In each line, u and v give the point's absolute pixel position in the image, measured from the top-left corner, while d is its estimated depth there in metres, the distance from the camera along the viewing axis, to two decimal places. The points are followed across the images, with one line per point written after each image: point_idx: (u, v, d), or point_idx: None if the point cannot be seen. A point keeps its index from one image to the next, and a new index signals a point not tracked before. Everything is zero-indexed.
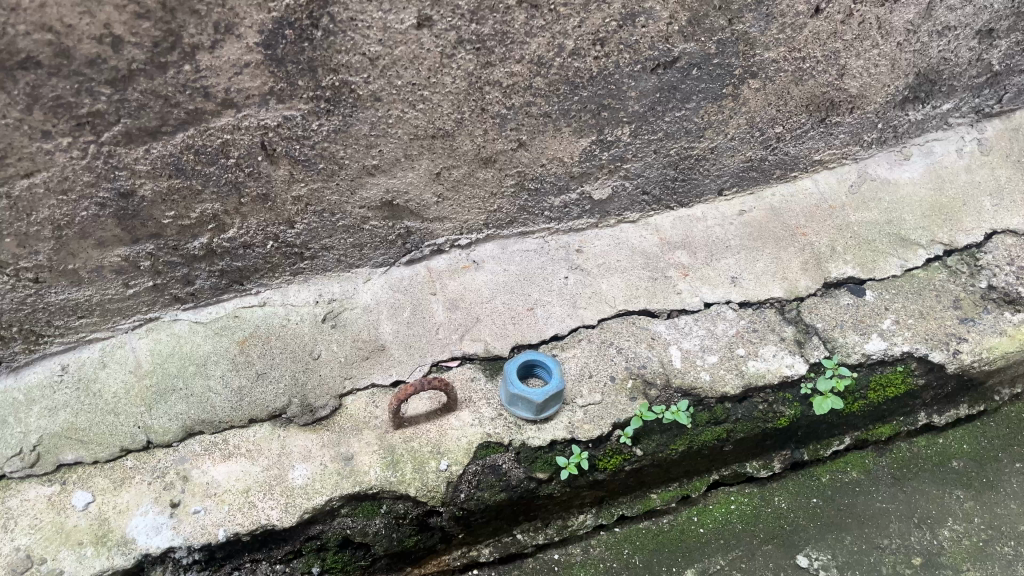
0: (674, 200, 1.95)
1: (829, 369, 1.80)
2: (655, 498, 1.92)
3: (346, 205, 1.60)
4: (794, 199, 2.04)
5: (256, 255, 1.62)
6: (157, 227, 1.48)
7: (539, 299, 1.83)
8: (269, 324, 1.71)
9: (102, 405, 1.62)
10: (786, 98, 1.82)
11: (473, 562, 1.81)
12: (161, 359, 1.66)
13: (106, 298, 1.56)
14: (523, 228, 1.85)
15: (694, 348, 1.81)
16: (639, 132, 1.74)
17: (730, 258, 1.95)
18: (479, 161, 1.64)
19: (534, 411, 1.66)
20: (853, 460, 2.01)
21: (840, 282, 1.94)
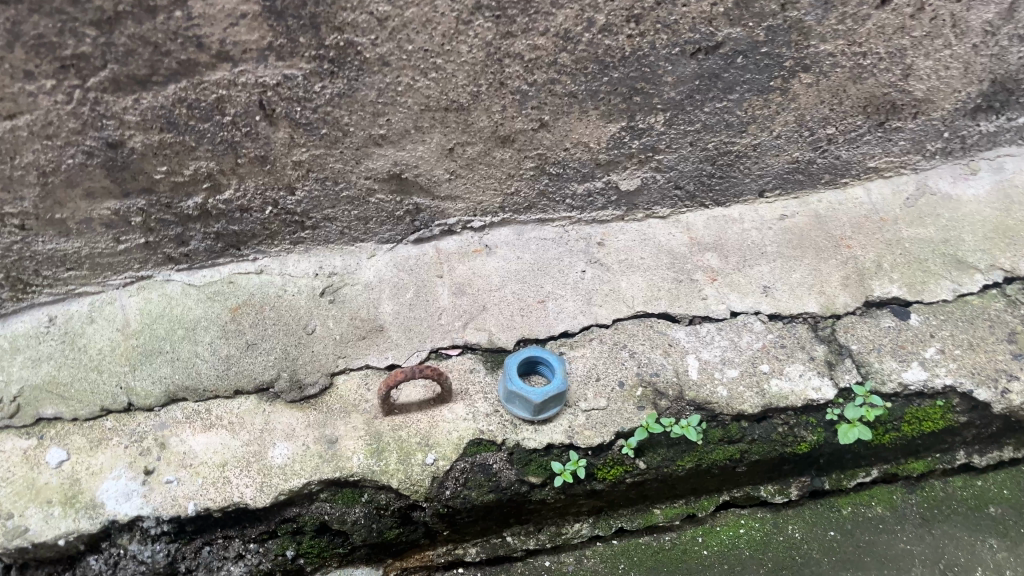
0: (709, 197, 1.82)
1: (860, 396, 1.65)
2: (658, 513, 1.80)
3: (351, 175, 1.50)
4: (841, 208, 1.89)
5: (255, 220, 1.53)
6: (148, 181, 1.40)
7: (552, 292, 1.72)
8: (264, 293, 1.64)
9: (86, 361, 1.57)
10: (841, 97, 1.66)
11: (458, 560, 1.72)
12: (150, 320, 1.60)
13: (96, 252, 1.50)
14: (542, 215, 1.75)
15: (714, 359, 1.69)
16: (674, 121, 1.61)
17: (765, 266, 1.80)
18: (496, 140, 1.53)
19: (533, 410, 1.55)
20: (879, 494, 1.86)
21: (883, 302, 1.78)
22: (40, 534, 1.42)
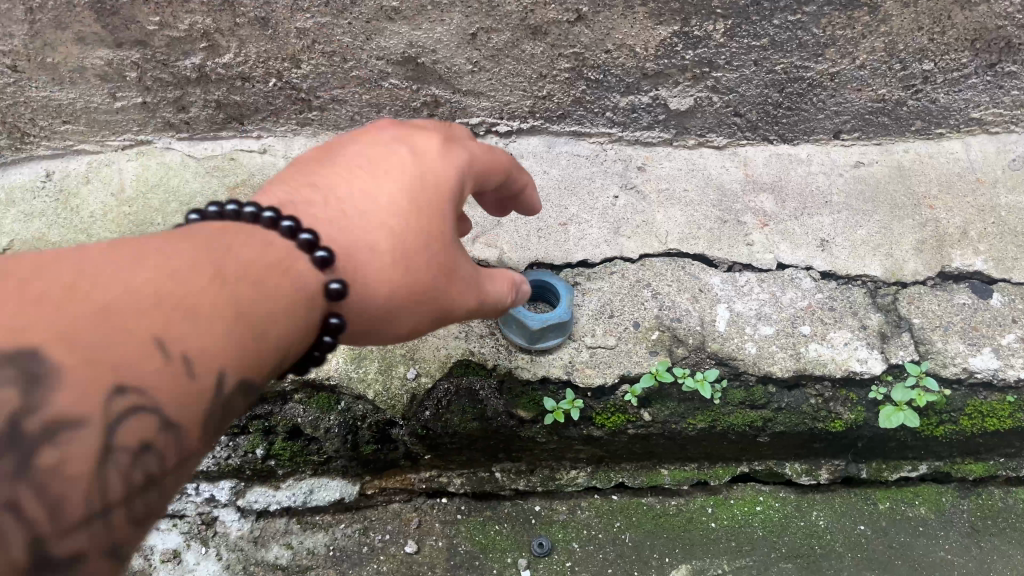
0: (775, 130, 1.60)
1: (913, 377, 1.42)
2: (664, 475, 1.63)
3: (362, 52, 1.37)
4: (931, 161, 1.63)
5: (257, 91, 1.44)
6: (142, 33, 1.31)
7: (577, 216, 1.55)
8: (265, 176, 1.52)
9: (76, 223, 1.48)
10: (944, 24, 1.41)
11: (440, 490, 1.63)
12: (145, 188, 1.51)
13: (91, 107, 1.45)
14: (578, 127, 1.58)
15: (749, 312, 1.47)
16: (736, 32, 1.39)
17: (827, 217, 1.57)
18: (527, 31, 1.37)
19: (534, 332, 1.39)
20: (925, 493, 1.62)
21: (961, 275, 1.51)
22: None
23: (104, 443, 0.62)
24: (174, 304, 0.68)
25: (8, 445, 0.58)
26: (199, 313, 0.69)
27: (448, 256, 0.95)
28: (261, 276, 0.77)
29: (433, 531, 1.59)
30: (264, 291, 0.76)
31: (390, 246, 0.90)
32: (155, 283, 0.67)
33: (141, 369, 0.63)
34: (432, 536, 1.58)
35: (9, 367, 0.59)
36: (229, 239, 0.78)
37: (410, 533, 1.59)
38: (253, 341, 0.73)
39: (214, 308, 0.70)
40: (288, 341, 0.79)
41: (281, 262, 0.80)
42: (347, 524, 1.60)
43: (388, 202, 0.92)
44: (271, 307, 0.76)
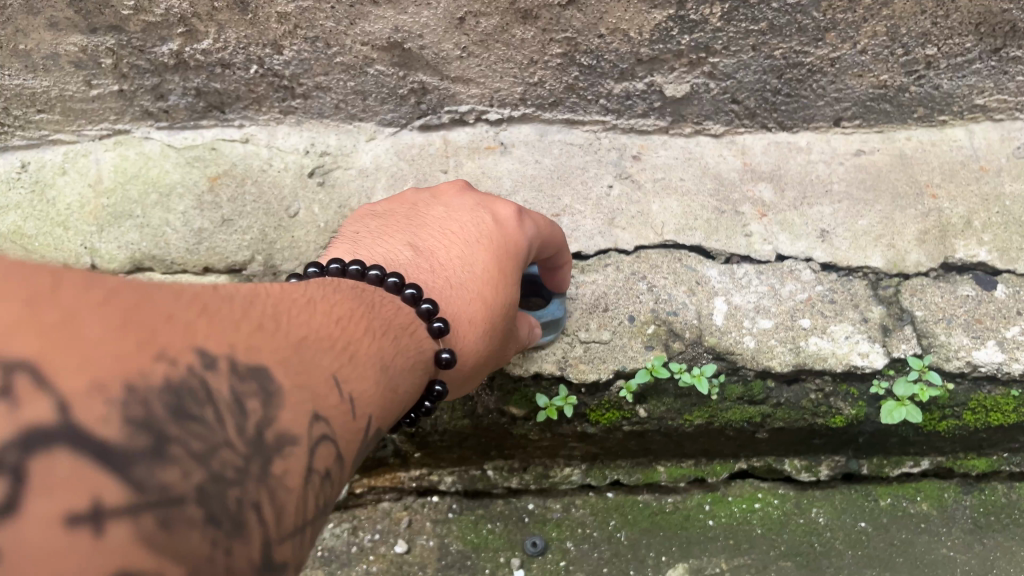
0: (774, 118, 1.56)
1: (915, 371, 1.38)
2: (661, 471, 1.58)
3: (345, 37, 1.32)
4: (933, 149, 1.58)
5: (238, 78, 1.39)
6: (116, 18, 1.26)
7: (570, 206, 1.50)
8: (248, 165, 1.48)
9: (52, 215, 1.45)
10: (948, 7, 1.36)
11: (431, 488, 1.60)
12: (123, 178, 1.47)
13: (66, 95, 1.40)
14: (571, 115, 1.53)
15: (747, 305, 1.43)
16: (734, 16, 1.34)
17: (827, 206, 1.53)
18: (516, 14, 1.32)
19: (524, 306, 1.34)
20: (926, 489, 1.58)
21: (965, 266, 1.47)
22: None
23: (312, 464, 0.65)
24: (339, 347, 0.77)
25: (252, 450, 0.60)
26: (353, 361, 0.77)
27: (500, 335, 1.10)
28: (392, 339, 0.89)
29: (424, 530, 1.55)
30: (400, 351, 0.88)
31: (470, 315, 1.05)
32: (322, 331, 0.76)
33: (329, 402, 0.70)
34: (423, 535, 1.55)
35: (253, 381, 0.63)
36: (364, 301, 0.91)
37: (399, 533, 1.55)
38: (389, 391, 0.82)
39: (365, 358, 0.80)
40: (407, 392, 0.88)
41: (409, 323, 0.95)
42: (335, 523, 1.57)
43: (481, 275, 1.08)
44: (394, 365, 0.85)
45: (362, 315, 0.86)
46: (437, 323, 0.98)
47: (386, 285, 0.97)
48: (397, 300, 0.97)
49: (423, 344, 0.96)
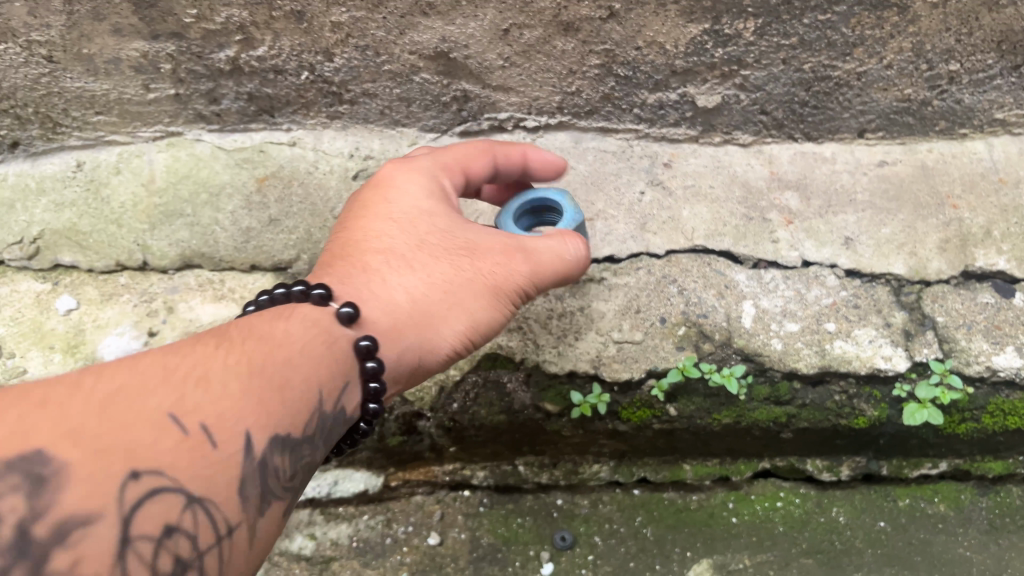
0: (800, 129, 1.61)
1: (937, 375, 1.44)
2: (686, 470, 1.63)
3: (394, 46, 1.39)
4: (954, 160, 1.63)
5: (290, 84, 1.45)
6: (178, 26, 1.32)
7: (603, 211, 1.56)
8: (295, 167, 1.54)
9: (107, 213, 1.51)
10: (972, 25, 1.42)
11: (463, 482, 1.64)
12: (175, 178, 1.54)
13: (125, 98, 1.46)
14: (605, 123, 1.59)
15: (774, 308, 1.48)
16: (767, 31, 1.40)
17: (851, 214, 1.58)
18: (559, 26, 1.37)
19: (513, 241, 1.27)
20: (943, 490, 1.63)
21: (984, 275, 1.52)
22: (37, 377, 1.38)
23: (120, 538, 0.78)
24: (192, 396, 0.88)
25: (26, 545, 0.74)
26: (196, 394, 0.89)
27: (437, 289, 1.16)
28: (297, 367, 0.99)
29: (456, 523, 1.60)
30: (295, 369, 0.98)
31: (409, 304, 1.15)
32: (157, 387, 0.88)
33: (152, 459, 0.82)
34: (455, 528, 1.60)
35: (17, 475, 0.77)
36: (275, 334, 1.00)
37: (432, 526, 1.60)
38: (270, 409, 0.94)
39: (237, 402, 0.91)
40: (315, 402, 0.99)
41: (319, 336, 1.04)
42: (369, 515, 1.62)
43: (358, 221, 1.23)
44: (286, 389, 0.96)
45: (249, 358, 0.95)
46: (363, 340, 1.06)
47: (315, 308, 1.08)
48: (322, 320, 1.07)
49: (347, 355, 1.06)
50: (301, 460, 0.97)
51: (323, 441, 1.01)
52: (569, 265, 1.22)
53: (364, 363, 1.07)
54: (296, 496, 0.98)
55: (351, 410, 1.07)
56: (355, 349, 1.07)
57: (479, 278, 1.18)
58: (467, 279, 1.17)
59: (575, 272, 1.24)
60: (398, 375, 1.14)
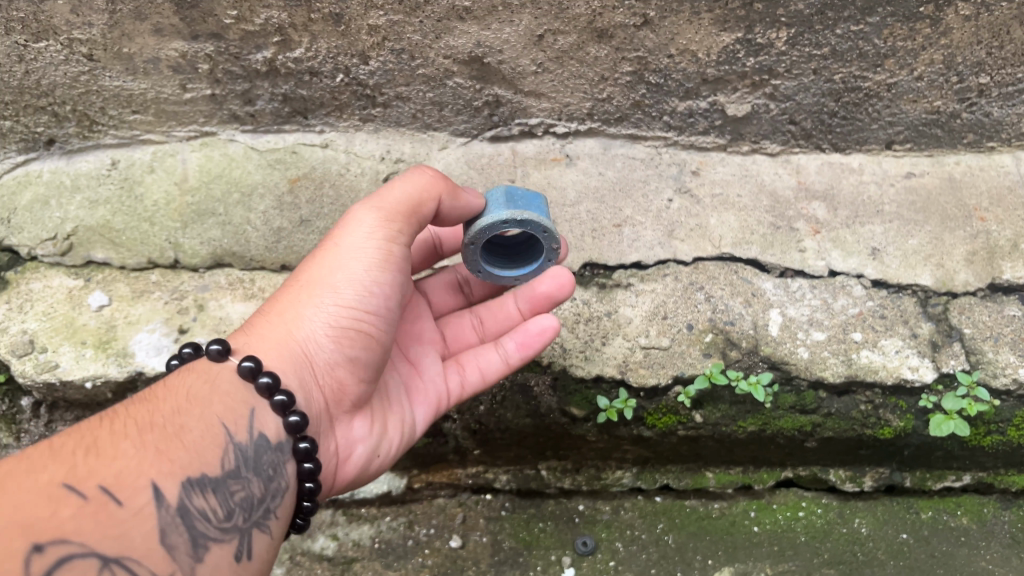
0: (828, 139, 1.62)
1: (964, 387, 1.43)
2: (709, 478, 1.63)
3: (429, 51, 1.42)
4: (982, 173, 1.63)
5: (324, 86, 1.48)
6: (218, 26, 1.36)
7: (631, 217, 1.57)
8: (327, 169, 1.56)
9: (140, 211, 1.53)
10: (1003, 38, 1.43)
11: (486, 486, 1.64)
12: (207, 178, 1.56)
13: (162, 97, 1.49)
14: (634, 130, 1.60)
15: (801, 317, 1.49)
16: (798, 41, 1.42)
17: (878, 225, 1.58)
18: (593, 33, 1.41)
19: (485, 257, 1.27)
20: (967, 503, 1.61)
21: (1011, 287, 1.52)
22: (69, 372, 1.37)
23: None
24: (86, 463, 0.90)
25: None
26: (90, 463, 0.90)
27: (301, 282, 1.15)
28: (187, 414, 1.00)
29: (477, 527, 1.61)
30: (183, 415, 1.00)
31: (275, 313, 1.15)
32: (48, 464, 0.88)
33: (53, 521, 0.84)
34: (476, 532, 1.60)
35: None
36: (156, 392, 1.03)
37: (454, 529, 1.60)
38: (173, 457, 0.95)
39: (130, 460, 0.92)
40: (222, 437, 1.01)
41: (200, 379, 1.06)
42: (391, 517, 1.62)
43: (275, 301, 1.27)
44: (182, 435, 0.97)
45: (139, 417, 0.97)
46: (242, 361, 1.07)
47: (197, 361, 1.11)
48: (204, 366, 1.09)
49: (232, 386, 1.07)
50: (230, 497, 0.98)
51: (250, 471, 1.02)
52: (412, 188, 1.16)
53: (255, 380, 1.07)
54: (245, 529, 0.98)
55: (273, 431, 1.07)
56: (238, 372, 1.07)
57: (328, 254, 1.14)
58: (325, 259, 1.14)
59: (414, 200, 1.16)
60: (297, 374, 1.11)
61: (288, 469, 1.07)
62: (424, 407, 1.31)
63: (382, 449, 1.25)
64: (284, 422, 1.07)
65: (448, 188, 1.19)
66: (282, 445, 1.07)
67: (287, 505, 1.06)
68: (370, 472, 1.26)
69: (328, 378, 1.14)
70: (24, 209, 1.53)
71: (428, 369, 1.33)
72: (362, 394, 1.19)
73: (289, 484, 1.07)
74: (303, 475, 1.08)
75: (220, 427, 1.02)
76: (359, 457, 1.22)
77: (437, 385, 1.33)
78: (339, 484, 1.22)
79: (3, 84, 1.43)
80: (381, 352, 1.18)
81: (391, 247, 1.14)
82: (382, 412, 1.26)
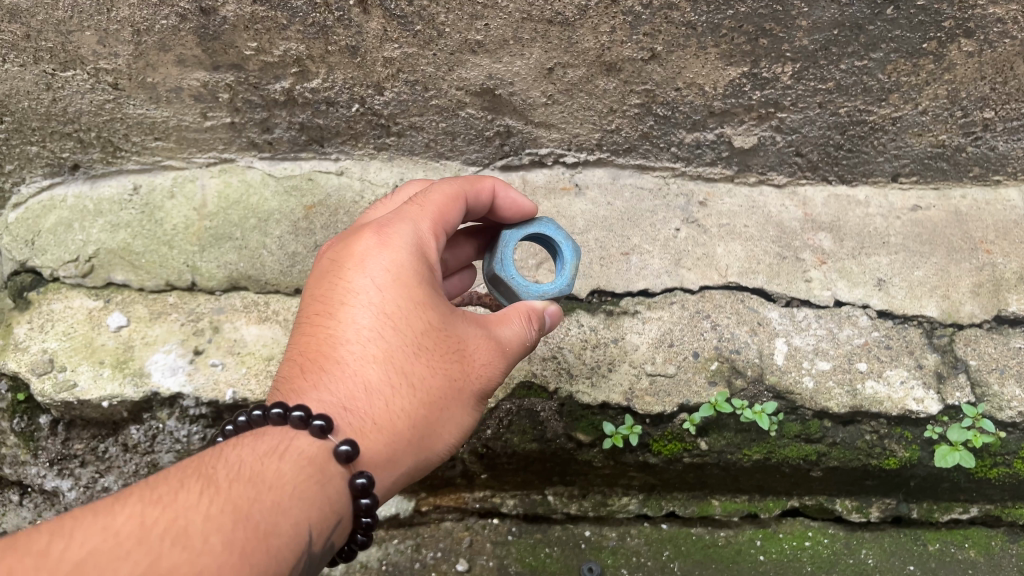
0: (834, 171, 1.64)
1: (969, 419, 1.44)
2: (715, 505, 1.63)
3: (442, 82, 1.47)
4: (988, 208, 1.65)
5: (340, 116, 1.53)
6: (239, 57, 1.41)
7: (638, 246, 1.59)
8: (341, 196, 1.60)
9: (160, 234, 1.57)
10: (1007, 74, 1.45)
11: (493, 510, 1.66)
12: (225, 203, 1.60)
13: (183, 125, 1.54)
14: (643, 161, 1.64)
15: (806, 347, 1.50)
16: (804, 75, 1.45)
17: (884, 257, 1.60)
18: (601, 66, 1.44)
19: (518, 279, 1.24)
20: (975, 536, 1.60)
21: (1017, 319, 1.53)
22: (87, 391, 1.41)
23: None
24: (169, 551, 0.79)
25: None
26: (176, 558, 0.79)
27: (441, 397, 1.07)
28: (286, 515, 0.89)
29: (484, 551, 1.62)
30: (282, 514, 0.89)
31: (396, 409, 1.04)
32: (132, 551, 0.78)
33: None
34: (483, 556, 1.61)
35: None
36: (266, 474, 0.91)
37: (460, 552, 1.62)
38: (259, 570, 0.84)
39: (217, 561, 0.80)
40: (307, 546, 0.91)
41: (303, 461, 0.96)
42: (399, 539, 1.64)
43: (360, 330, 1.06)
44: (272, 540, 0.87)
45: (239, 506, 0.86)
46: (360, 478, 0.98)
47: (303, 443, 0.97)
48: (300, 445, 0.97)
49: (338, 491, 0.97)
50: None
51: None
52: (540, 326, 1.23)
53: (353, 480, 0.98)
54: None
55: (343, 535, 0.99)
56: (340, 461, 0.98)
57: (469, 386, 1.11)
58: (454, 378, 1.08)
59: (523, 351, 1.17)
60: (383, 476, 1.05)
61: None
62: None
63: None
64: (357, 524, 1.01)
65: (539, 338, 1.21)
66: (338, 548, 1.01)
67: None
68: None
69: None
70: (48, 231, 1.58)
71: None
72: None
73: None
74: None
75: (306, 530, 0.91)
76: None
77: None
78: None
79: (30, 111, 1.48)
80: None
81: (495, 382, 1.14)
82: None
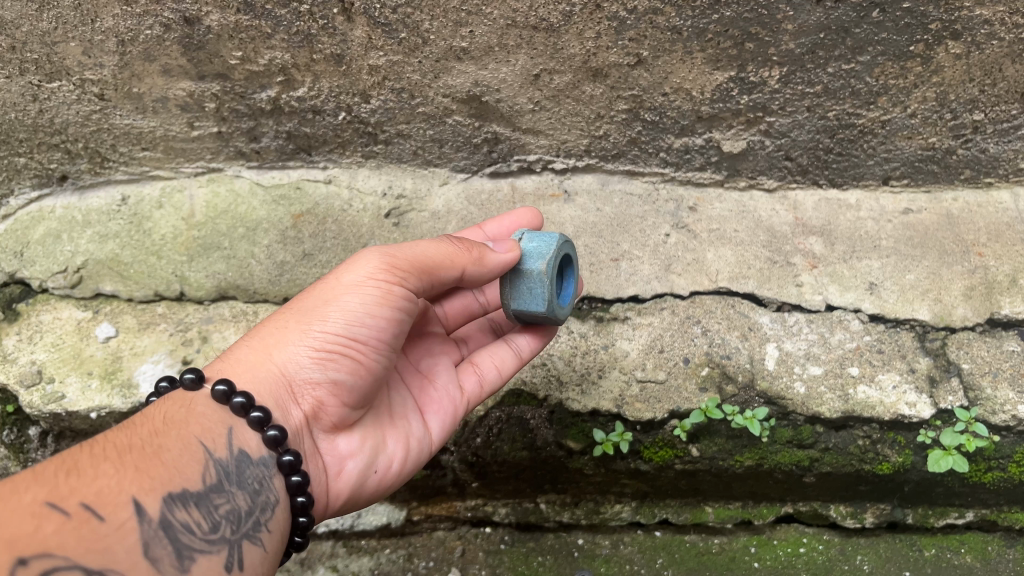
0: (824, 175, 1.64)
1: (962, 423, 1.41)
2: (709, 512, 1.62)
3: (429, 89, 1.47)
4: (979, 210, 1.64)
5: (327, 124, 1.53)
6: (224, 67, 1.41)
7: (628, 252, 1.59)
8: (330, 205, 1.60)
9: (148, 245, 1.57)
10: (995, 76, 1.44)
11: (485, 519, 1.65)
12: (214, 213, 1.60)
13: (170, 134, 1.54)
14: (631, 167, 1.63)
15: (797, 351, 1.49)
16: (791, 79, 1.44)
17: (875, 260, 1.59)
18: (587, 72, 1.44)
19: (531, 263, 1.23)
20: (971, 541, 1.57)
21: (1011, 322, 1.51)
22: (74, 403, 1.40)
23: None
24: (60, 479, 0.88)
25: None
26: (70, 482, 0.88)
27: (290, 312, 1.17)
28: (165, 436, 1.01)
29: (476, 560, 1.60)
30: (161, 439, 1.00)
31: (260, 336, 1.17)
32: (29, 484, 0.86)
33: (32, 536, 0.81)
34: (475, 565, 1.59)
35: None
36: (139, 421, 1.03)
37: (452, 562, 1.60)
38: (153, 474, 0.95)
39: (111, 478, 0.91)
40: (201, 454, 1.02)
41: (177, 406, 1.08)
42: (391, 549, 1.63)
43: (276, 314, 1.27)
44: (161, 455, 0.98)
45: (115, 443, 0.97)
46: (215, 385, 1.10)
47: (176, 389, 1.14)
48: (180, 395, 1.11)
49: (210, 408, 1.08)
50: (213, 510, 0.99)
51: (232, 486, 1.03)
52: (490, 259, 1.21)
53: (229, 402, 1.09)
54: (233, 541, 0.98)
55: (254, 446, 1.08)
56: (212, 395, 1.09)
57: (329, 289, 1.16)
58: (324, 293, 1.15)
59: (438, 261, 1.18)
60: (275, 396, 1.12)
61: (275, 482, 1.08)
62: (436, 416, 1.32)
63: (379, 464, 1.23)
64: (263, 437, 1.08)
65: (475, 257, 1.20)
66: (265, 459, 1.09)
67: (276, 519, 1.07)
68: (370, 489, 1.23)
69: (306, 399, 1.14)
70: (37, 243, 1.58)
71: (440, 378, 1.35)
72: (346, 415, 1.18)
73: (278, 498, 1.08)
74: (290, 488, 1.09)
75: (192, 449, 1.02)
76: (353, 473, 1.20)
77: (450, 392, 1.34)
78: (336, 503, 1.20)
79: (18, 123, 1.48)
80: (369, 381, 1.16)
81: (391, 288, 1.13)
82: (381, 426, 1.25)
